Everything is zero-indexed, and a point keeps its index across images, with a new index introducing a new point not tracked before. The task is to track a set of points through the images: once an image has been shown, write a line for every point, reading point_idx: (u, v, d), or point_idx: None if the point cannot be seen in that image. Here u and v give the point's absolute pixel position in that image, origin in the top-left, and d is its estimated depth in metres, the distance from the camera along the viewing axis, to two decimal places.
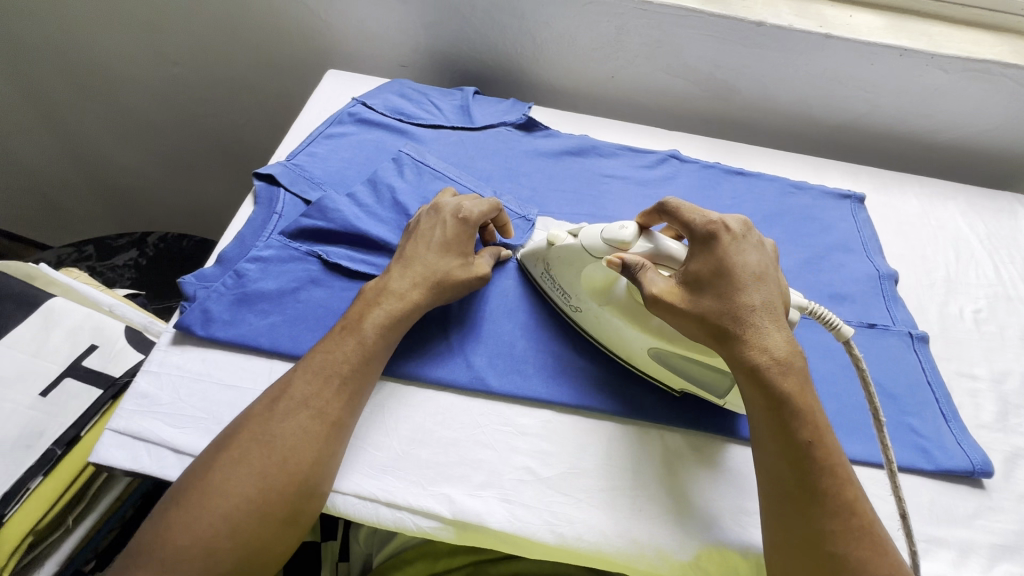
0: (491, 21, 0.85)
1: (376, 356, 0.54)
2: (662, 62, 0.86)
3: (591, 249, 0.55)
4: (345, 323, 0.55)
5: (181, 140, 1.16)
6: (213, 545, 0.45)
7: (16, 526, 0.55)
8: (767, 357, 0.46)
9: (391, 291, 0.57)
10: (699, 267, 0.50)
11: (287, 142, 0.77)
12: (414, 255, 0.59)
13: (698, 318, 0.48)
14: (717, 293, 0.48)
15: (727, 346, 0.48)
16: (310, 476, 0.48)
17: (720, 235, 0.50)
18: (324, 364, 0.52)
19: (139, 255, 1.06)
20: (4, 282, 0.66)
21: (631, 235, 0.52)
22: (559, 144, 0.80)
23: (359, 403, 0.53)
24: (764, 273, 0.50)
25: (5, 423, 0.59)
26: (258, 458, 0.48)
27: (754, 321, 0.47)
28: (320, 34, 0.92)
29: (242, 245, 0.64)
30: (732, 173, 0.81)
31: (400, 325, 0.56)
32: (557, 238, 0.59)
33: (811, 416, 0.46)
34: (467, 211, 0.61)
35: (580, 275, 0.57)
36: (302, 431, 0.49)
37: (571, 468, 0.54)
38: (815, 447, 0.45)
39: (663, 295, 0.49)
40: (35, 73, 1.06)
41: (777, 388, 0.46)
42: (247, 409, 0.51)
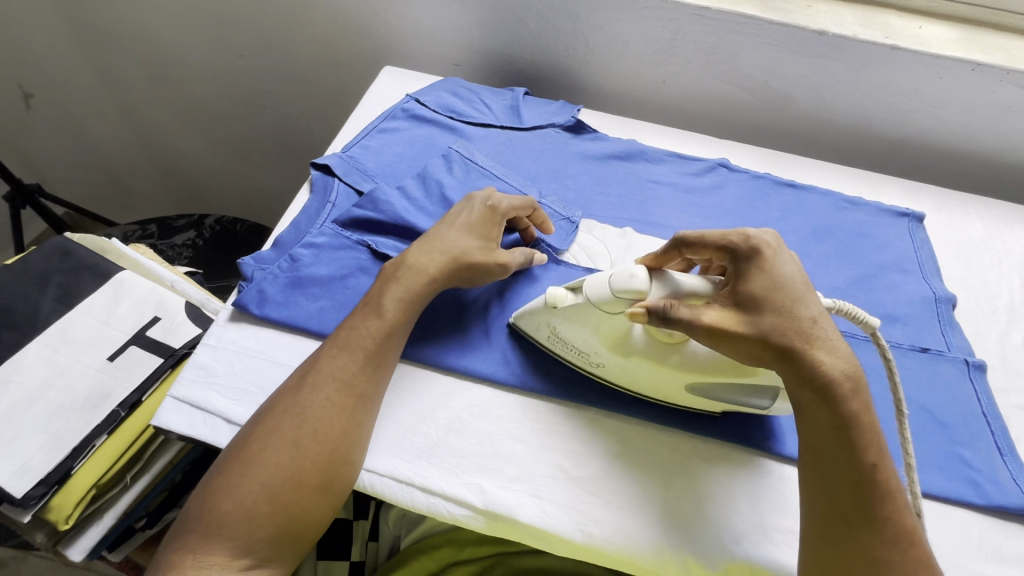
0: (545, 23, 0.86)
1: (400, 330, 0.56)
2: (716, 69, 0.85)
3: (599, 304, 0.51)
4: (366, 302, 0.57)
5: (241, 129, 1.22)
6: (259, 509, 0.48)
7: (81, 479, 0.60)
8: (837, 373, 0.45)
9: (410, 267, 0.58)
10: (753, 284, 0.48)
11: (343, 134, 0.80)
12: (435, 235, 0.60)
13: (761, 338, 0.46)
14: (775, 308, 0.47)
15: (793, 363, 0.46)
16: (340, 445, 0.50)
17: (764, 247, 0.49)
18: (348, 339, 0.54)
19: (196, 235, 1.12)
20: (81, 254, 0.72)
21: (643, 281, 0.49)
22: (607, 148, 0.80)
23: (383, 376, 0.55)
24: (812, 285, 0.49)
25: (77, 382, 0.64)
26: (293, 426, 0.50)
27: (817, 334, 0.46)
28: (378, 32, 0.95)
29: (297, 231, 0.67)
30: (782, 185, 0.79)
31: (421, 299, 0.57)
32: (558, 300, 0.54)
33: (874, 437, 0.45)
34: (496, 200, 0.62)
35: (595, 331, 0.54)
36: (330, 402, 0.51)
37: (602, 469, 0.54)
38: (880, 471, 0.44)
39: (718, 322, 0.46)
40: (115, 60, 1.14)
41: (845, 406, 0.45)
42: (280, 385, 0.54)
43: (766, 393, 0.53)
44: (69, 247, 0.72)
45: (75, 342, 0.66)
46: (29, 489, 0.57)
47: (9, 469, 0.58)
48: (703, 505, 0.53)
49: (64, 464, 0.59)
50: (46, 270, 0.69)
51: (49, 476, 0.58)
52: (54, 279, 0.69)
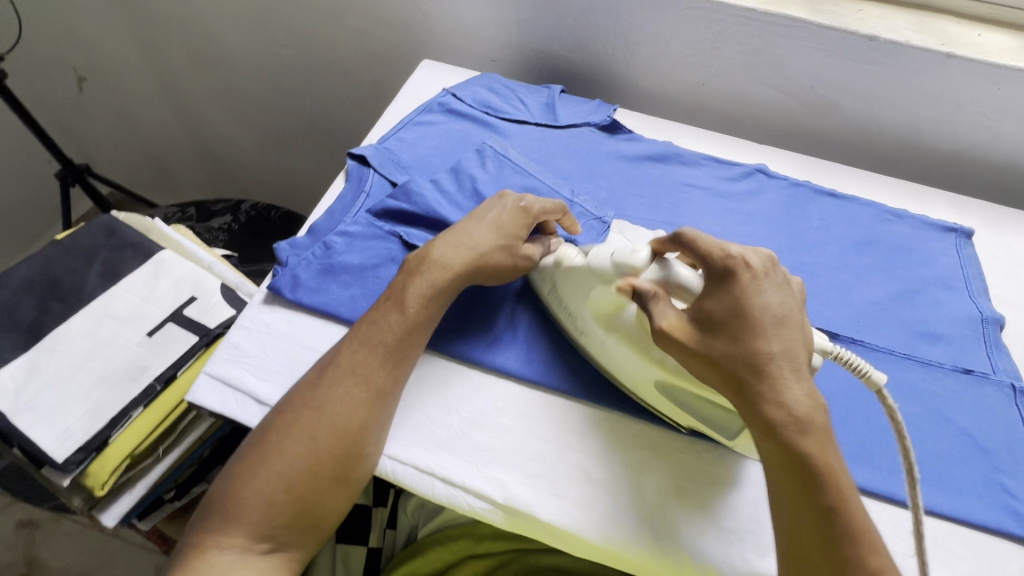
0: (586, 21, 0.85)
1: (423, 326, 0.56)
2: (758, 72, 0.83)
3: (599, 270, 0.54)
4: (389, 296, 0.57)
5: (279, 118, 1.24)
6: (277, 498, 0.48)
7: (118, 448, 0.62)
8: (783, 414, 0.44)
9: (434, 260, 0.58)
10: (715, 306, 0.47)
11: (379, 125, 0.81)
12: (464, 228, 0.60)
13: (709, 361, 0.46)
14: (729, 334, 0.46)
15: (741, 394, 0.45)
16: (357, 439, 0.51)
17: (738, 272, 0.47)
18: (368, 335, 0.54)
19: (233, 220, 1.15)
20: (125, 232, 0.74)
21: (643, 258, 0.52)
22: (641, 149, 0.79)
23: (404, 372, 0.55)
24: (787, 318, 0.46)
25: (118, 356, 0.66)
26: (313, 417, 0.51)
27: (770, 370, 0.44)
28: (418, 26, 0.96)
29: (331, 219, 0.68)
30: (823, 194, 0.77)
31: (443, 295, 0.57)
32: (566, 258, 0.58)
33: (833, 479, 0.42)
34: (528, 200, 0.61)
35: (587, 299, 0.56)
36: (349, 396, 0.52)
37: (624, 473, 0.54)
38: (839, 516, 0.42)
39: (671, 330, 0.47)
40: (164, 48, 1.18)
41: (794, 447, 0.43)
42: (301, 378, 0.54)
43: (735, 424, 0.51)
44: (115, 226, 0.75)
45: (117, 316, 0.69)
46: (70, 454, 0.59)
47: (52, 435, 0.60)
48: (723, 510, 0.52)
49: (102, 433, 0.61)
50: (93, 246, 0.72)
51: (89, 443, 0.61)
52: (101, 255, 0.72)
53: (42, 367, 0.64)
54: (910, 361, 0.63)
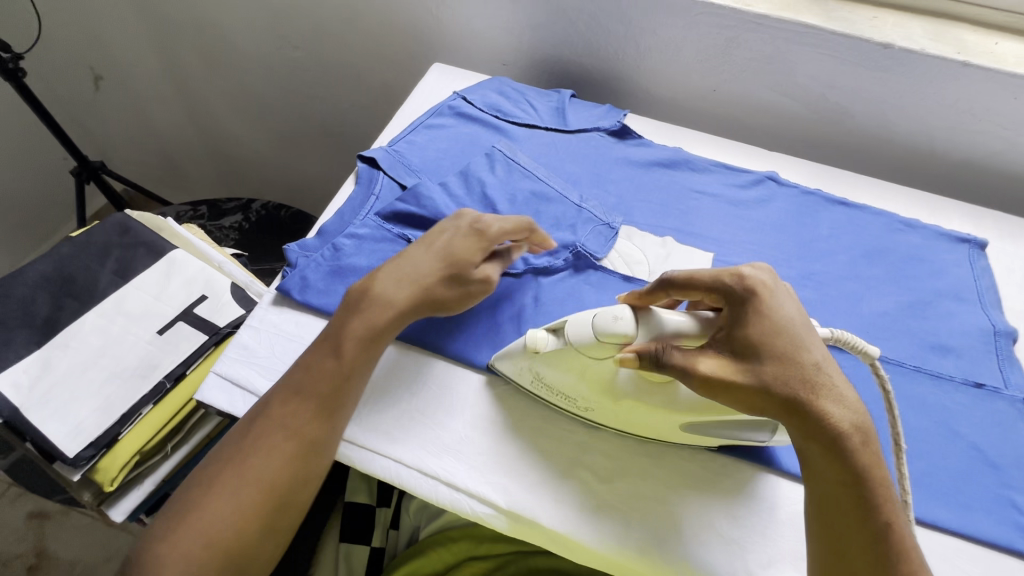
0: (596, 26, 0.85)
1: (359, 373, 0.55)
2: (770, 79, 0.83)
3: (584, 348, 0.50)
4: (325, 339, 0.56)
5: (290, 118, 1.25)
6: (197, 554, 0.49)
7: (127, 445, 0.63)
8: (847, 425, 0.45)
9: (375, 299, 0.56)
10: (750, 330, 0.47)
11: (389, 128, 0.81)
12: (411, 259, 0.59)
13: (762, 388, 0.46)
14: (777, 356, 0.46)
15: (802, 417, 0.45)
16: (285, 490, 0.51)
17: (759, 291, 0.49)
18: (302, 382, 0.54)
19: (243, 219, 1.16)
20: (139, 231, 0.75)
21: (629, 324, 0.49)
22: (650, 155, 0.79)
23: (340, 420, 0.54)
24: (811, 325, 0.49)
25: (129, 353, 0.67)
26: (240, 469, 0.51)
27: (824, 382, 0.46)
28: (430, 29, 0.96)
29: (340, 221, 0.69)
30: (834, 202, 0.76)
31: (382, 337, 0.56)
32: (539, 344, 0.52)
33: (887, 488, 0.45)
34: (486, 225, 0.60)
35: (584, 377, 0.52)
36: (278, 448, 0.52)
37: (628, 482, 0.54)
38: (893, 526, 0.44)
39: (715, 373, 0.46)
40: (179, 47, 1.19)
41: (856, 461, 0.45)
42: (235, 425, 0.54)
43: (766, 425, 0.52)
44: (128, 224, 0.76)
45: (128, 313, 0.70)
46: (81, 450, 0.60)
47: (64, 430, 0.61)
48: (726, 521, 0.51)
49: (112, 429, 0.62)
50: (107, 244, 0.73)
51: (99, 439, 0.61)
52: (114, 253, 0.73)
53: (55, 363, 0.65)
54: (921, 373, 0.62)
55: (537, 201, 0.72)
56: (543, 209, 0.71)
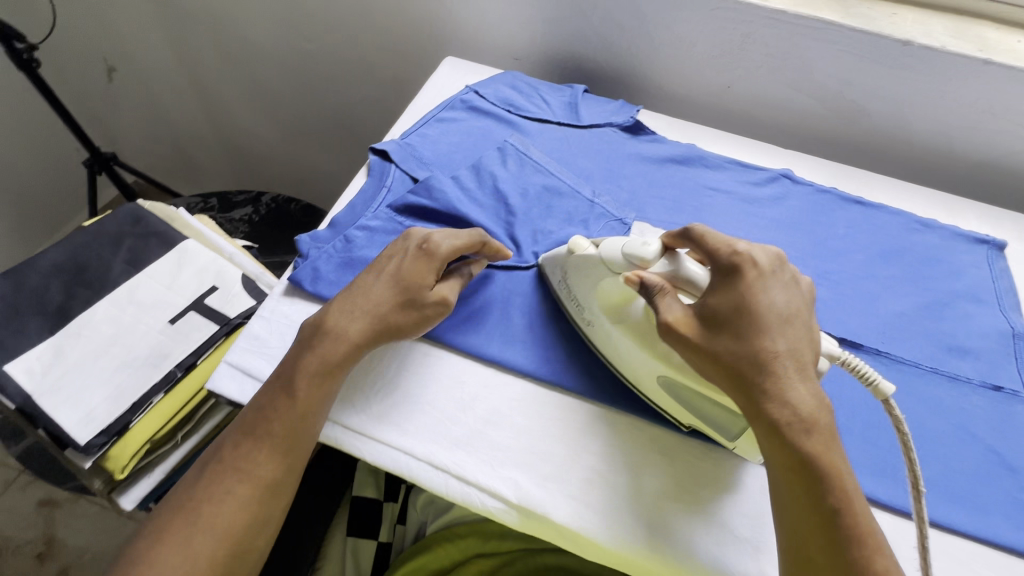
0: (610, 20, 0.85)
1: (315, 416, 0.53)
2: (786, 75, 0.82)
3: (608, 261, 0.53)
4: (278, 378, 0.54)
5: (301, 112, 1.25)
6: None
7: (138, 432, 0.63)
8: (790, 415, 0.45)
9: (328, 334, 0.54)
10: (721, 303, 0.48)
11: (401, 121, 0.81)
12: (365, 288, 0.57)
13: (714, 357, 0.47)
14: (734, 332, 0.47)
15: (747, 394, 0.46)
16: (242, 538, 0.50)
17: (745, 269, 0.48)
18: (256, 425, 0.53)
19: (253, 212, 1.16)
20: (151, 221, 0.76)
21: (653, 253, 0.50)
22: (664, 151, 0.78)
23: (295, 463, 0.53)
24: (793, 316, 0.48)
25: (141, 342, 0.67)
26: (191, 517, 0.51)
27: (775, 369, 0.46)
28: (442, 23, 0.96)
29: (352, 212, 0.68)
30: (850, 201, 0.75)
31: (337, 376, 0.54)
32: (579, 248, 0.57)
33: (835, 478, 0.44)
34: (435, 244, 0.58)
35: (597, 289, 0.56)
36: (233, 495, 0.51)
37: (638, 479, 0.53)
38: (841, 514, 0.44)
39: (676, 324, 0.48)
40: (192, 40, 1.19)
41: (798, 447, 0.45)
42: (191, 472, 0.54)
43: (731, 427, 0.52)
44: (140, 214, 0.76)
45: (140, 302, 0.70)
46: (92, 437, 0.61)
47: (75, 417, 0.61)
48: (737, 518, 0.51)
49: (123, 417, 0.62)
50: (119, 233, 0.74)
51: (111, 427, 0.62)
52: (126, 242, 0.73)
53: (68, 351, 0.65)
54: (938, 375, 0.62)
55: (549, 196, 0.71)
56: (555, 203, 0.71)
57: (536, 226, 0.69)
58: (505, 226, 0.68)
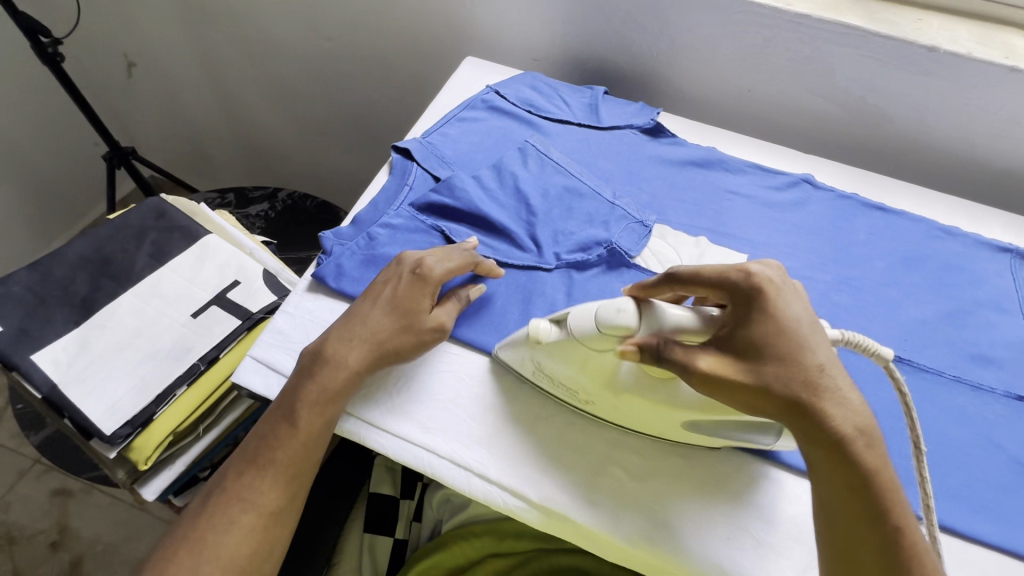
0: (632, 22, 0.85)
1: (315, 443, 0.54)
2: (807, 80, 0.82)
3: (587, 341, 0.49)
4: (278, 408, 0.54)
5: (318, 109, 1.26)
6: None
7: (162, 424, 0.63)
8: (849, 428, 0.45)
9: (327, 362, 0.54)
10: (756, 329, 0.46)
11: (422, 120, 0.81)
12: (360, 316, 0.57)
13: (761, 387, 0.45)
14: (778, 356, 0.46)
15: (803, 420, 0.45)
16: (247, 564, 0.51)
17: (767, 288, 0.47)
18: (258, 454, 0.54)
19: (269, 208, 1.17)
20: (174, 215, 0.76)
21: (632, 317, 0.47)
22: (684, 153, 0.78)
23: (298, 490, 0.54)
24: (818, 327, 0.48)
25: (164, 335, 0.68)
26: (196, 548, 0.51)
27: (825, 385, 0.45)
28: (462, 23, 0.96)
29: (375, 210, 0.69)
30: (872, 207, 0.75)
31: (337, 405, 0.54)
32: (541, 333, 0.52)
33: (894, 493, 0.44)
34: (428, 267, 0.57)
35: (583, 369, 0.51)
36: (236, 524, 0.52)
37: (660, 482, 0.53)
38: (904, 534, 0.43)
39: (713, 370, 0.45)
40: (212, 36, 1.20)
41: (859, 464, 0.44)
42: (194, 502, 0.54)
43: (770, 430, 0.51)
44: (164, 209, 0.77)
45: (164, 296, 0.71)
46: (117, 428, 0.61)
47: (100, 408, 0.62)
48: (757, 523, 0.51)
49: (148, 409, 0.63)
50: (143, 227, 0.75)
51: (135, 418, 0.62)
52: (149, 236, 0.74)
53: (93, 342, 0.66)
54: (960, 384, 0.61)
55: (570, 197, 0.71)
56: (576, 204, 0.71)
57: (557, 227, 0.69)
58: (525, 226, 0.68)
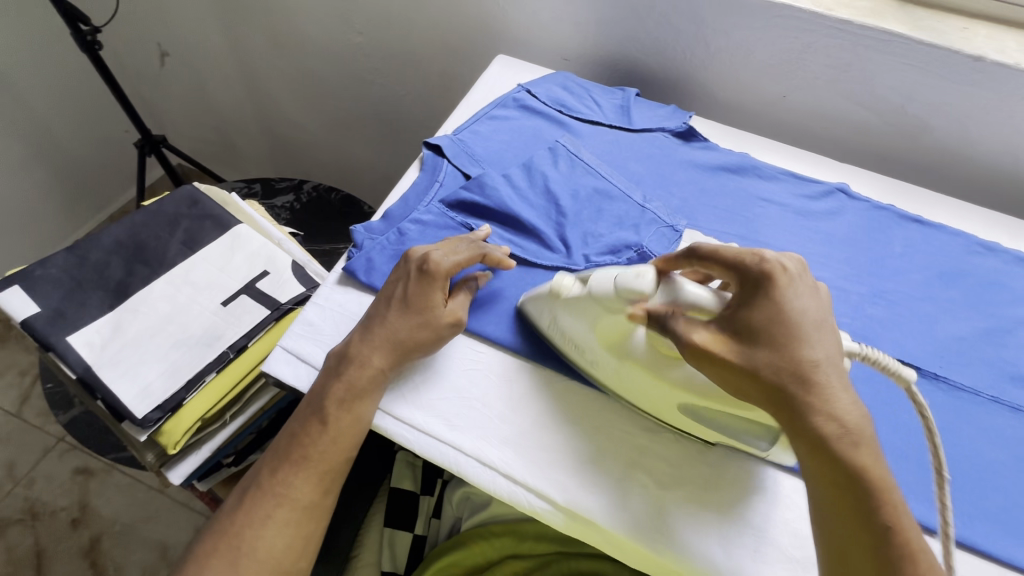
0: (667, 24, 0.84)
1: (349, 440, 0.54)
2: (845, 88, 0.80)
3: (602, 298, 0.51)
4: (309, 407, 0.55)
5: (345, 103, 1.27)
6: None
7: (191, 410, 0.64)
8: (837, 425, 0.44)
9: (353, 360, 0.55)
10: (755, 314, 0.46)
11: (453, 117, 0.81)
12: (374, 307, 0.58)
13: (752, 374, 0.45)
14: (771, 345, 0.45)
15: (787, 410, 0.45)
16: (284, 559, 0.52)
17: (776, 276, 0.47)
18: (289, 451, 0.54)
19: (294, 199, 1.18)
20: (207, 204, 0.77)
21: (649, 283, 0.49)
22: (717, 158, 0.77)
23: (330, 485, 0.54)
24: (825, 323, 0.47)
25: (195, 322, 0.69)
26: (234, 543, 0.52)
27: (817, 379, 0.45)
28: (494, 21, 0.96)
29: (404, 206, 0.69)
30: (908, 219, 0.73)
31: (366, 400, 0.54)
32: (563, 288, 0.54)
33: (885, 493, 0.43)
34: (435, 261, 0.57)
35: (593, 327, 0.53)
36: (271, 521, 0.52)
37: (687, 491, 0.53)
38: (894, 534, 0.42)
39: (705, 346, 0.46)
40: (244, 28, 1.22)
41: (848, 463, 0.43)
42: (229, 500, 0.55)
43: (765, 436, 0.51)
44: (197, 197, 0.78)
45: (195, 284, 0.72)
46: (148, 412, 0.62)
47: (132, 391, 0.63)
48: (783, 536, 0.50)
49: (178, 394, 0.64)
50: (176, 214, 0.76)
51: (166, 403, 0.63)
52: (183, 223, 0.75)
53: (126, 326, 0.67)
54: (999, 405, 0.59)
55: (599, 198, 0.71)
56: (606, 206, 0.70)
57: (586, 229, 0.68)
58: (555, 227, 0.68)
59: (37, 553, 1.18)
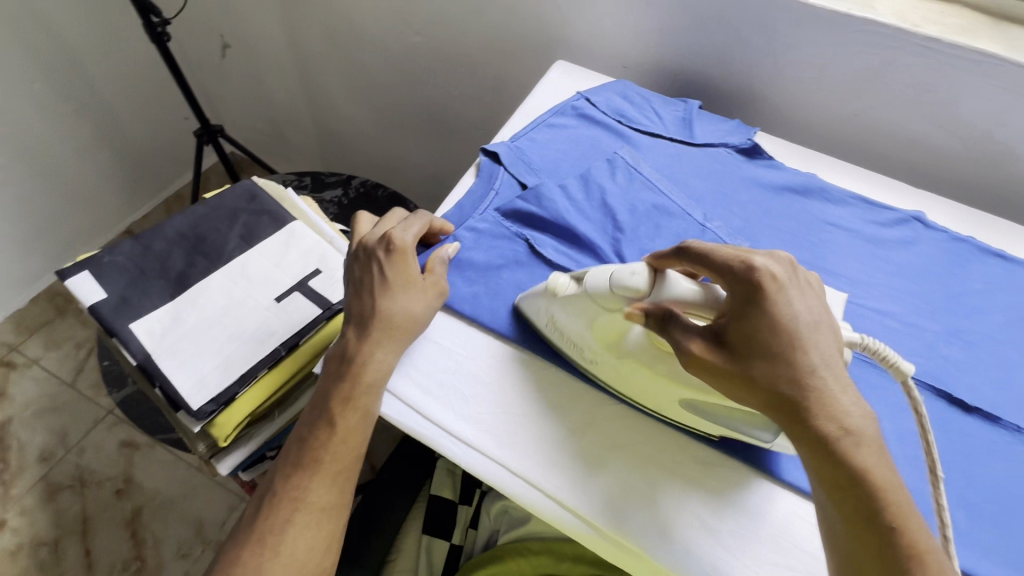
0: (736, 36, 0.80)
1: (358, 438, 0.55)
2: (926, 109, 0.76)
3: (597, 297, 0.50)
4: (317, 412, 0.56)
5: (396, 101, 1.28)
6: None
7: (242, 404, 0.66)
8: (835, 426, 0.42)
9: (358, 358, 0.55)
10: (748, 324, 0.44)
11: (510, 123, 0.80)
12: (355, 295, 0.59)
13: (747, 381, 0.43)
14: (765, 354, 0.43)
15: (787, 416, 0.43)
16: (307, 561, 0.52)
17: (765, 284, 0.43)
18: (301, 456, 0.54)
19: (342, 194, 1.19)
20: (264, 199, 0.79)
21: (643, 280, 0.47)
22: (782, 178, 0.74)
23: (346, 485, 0.55)
24: (821, 325, 0.44)
25: (250, 316, 0.70)
26: (257, 548, 0.52)
27: (814, 384, 0.42)
28: (553, 26, 0.94)
29: (459, 213, 0.69)
30: (990, 253, 0.68)
31: (370, 395, 0.55)
32: (558, 287, 0.53)
33: (887, 493, 0.40)
34: (398, 239, 0.60)
35: (589, 326, 0.53)
36: (291, 524, 0.52)
37: (739, 529, 0.50)
38: (901, 532, 0.39)
39: (701, 354, 0.44)
40: (303, 24, 1.23)
41: (849, 466, 0.41)
42: (249, 509, 0.55)
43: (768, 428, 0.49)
44: (255, 192, 0.80)
45: (250, 278, 0.73)
46: (203, 404, 0.63)
47: (188, 381, 0.65)
48: None
49: (232, 389, 0.65)
50: (235, 208, 0.78)
51: (219, 396, 0.64)
52: (241, 218, 0.77)
53: (186, 316, 0.69)
54: None
55: (658, 214, 0.69)
56: (664, 223, 0.68)
57: (643, 245, 0.66)
58: (611, 242, 0.66)
59: (84, 519, 1.23)
